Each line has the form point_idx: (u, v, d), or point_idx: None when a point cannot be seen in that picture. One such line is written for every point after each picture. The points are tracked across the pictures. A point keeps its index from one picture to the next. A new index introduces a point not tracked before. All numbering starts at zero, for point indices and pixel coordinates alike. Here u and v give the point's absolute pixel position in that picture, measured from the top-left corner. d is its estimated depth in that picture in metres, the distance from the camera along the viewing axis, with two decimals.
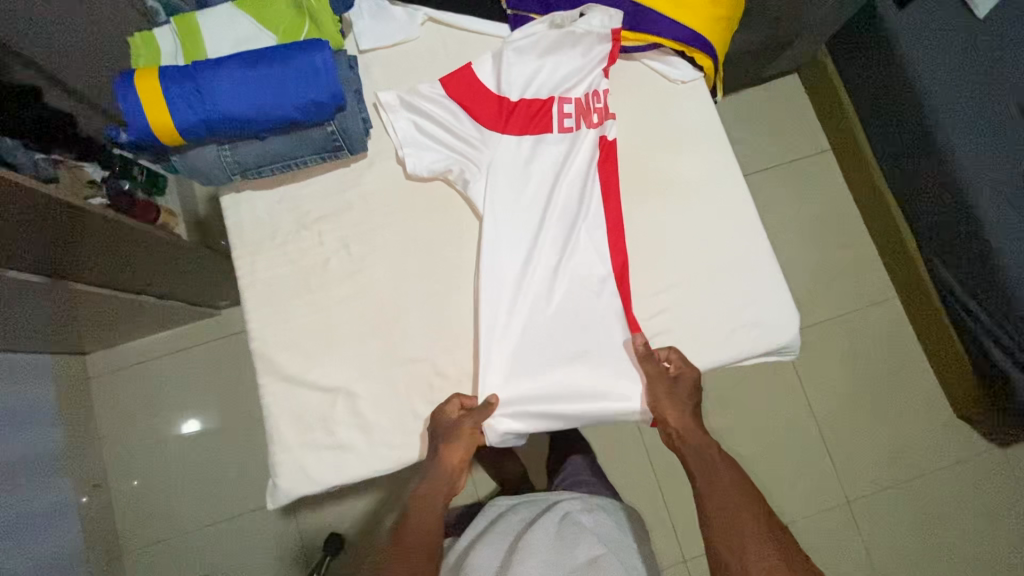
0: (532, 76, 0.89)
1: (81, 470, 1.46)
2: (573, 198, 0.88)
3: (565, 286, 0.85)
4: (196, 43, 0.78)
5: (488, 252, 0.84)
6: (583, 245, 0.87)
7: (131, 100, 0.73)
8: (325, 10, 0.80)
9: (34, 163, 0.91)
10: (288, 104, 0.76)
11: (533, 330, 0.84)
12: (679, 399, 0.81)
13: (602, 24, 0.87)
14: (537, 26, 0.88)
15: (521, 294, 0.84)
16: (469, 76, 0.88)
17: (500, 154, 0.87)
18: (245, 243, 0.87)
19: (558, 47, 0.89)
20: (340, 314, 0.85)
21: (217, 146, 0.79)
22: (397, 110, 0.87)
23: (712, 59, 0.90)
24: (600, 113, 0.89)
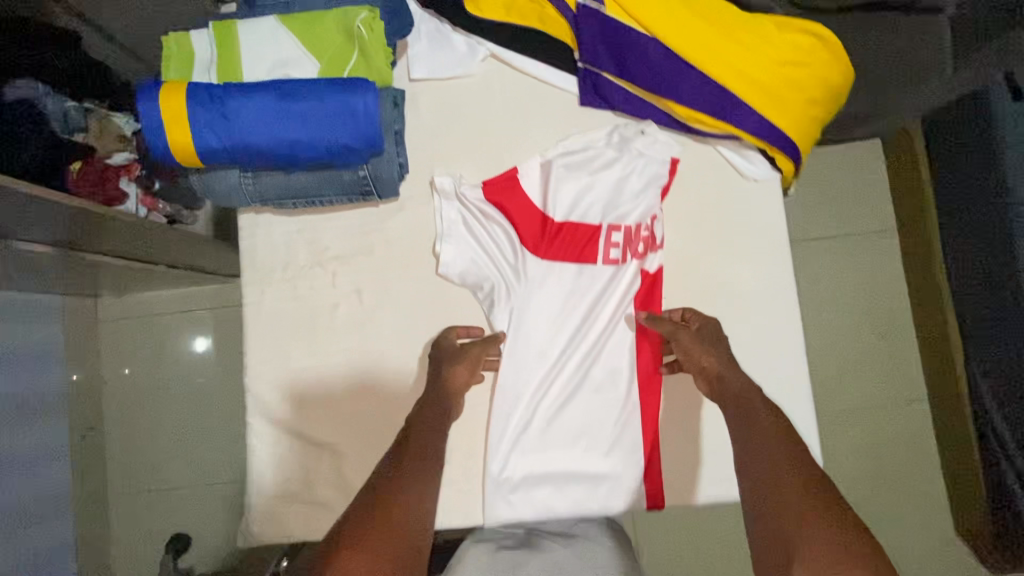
0: (584, 195, 0.83)
1: (78, 409, 1.47)
2: (611, 320, 0.82)
3: (579, 394, 0.80)
4: (232, 57, 0.70)
5: (510, 361, 0.79)
6: (614, 370, 0.81)
7: (155, 117, 0.67)
8: (378, 41, 0.71)
9: (63, 114, 0.90)
10: (319, 145, 0.70)
11: (536, 430, 0.79)
12: (706, 346, 0.72)
13: (663, 154, 0.82)
14: (596, 138, 0.83)
15: (540, 410, 0.79)
16: (519, 185, 0.82)
17: (537, 275, 0.81)
18: (257, 269, 0.83)
19: (614, 165, 0.82)
20: (341, 363, 0.81)
21: (239, 172, 0.73)
22: (450, 199, 0.82)
23: (795, 163, 0.81)
24: (646, 243, 0.82)
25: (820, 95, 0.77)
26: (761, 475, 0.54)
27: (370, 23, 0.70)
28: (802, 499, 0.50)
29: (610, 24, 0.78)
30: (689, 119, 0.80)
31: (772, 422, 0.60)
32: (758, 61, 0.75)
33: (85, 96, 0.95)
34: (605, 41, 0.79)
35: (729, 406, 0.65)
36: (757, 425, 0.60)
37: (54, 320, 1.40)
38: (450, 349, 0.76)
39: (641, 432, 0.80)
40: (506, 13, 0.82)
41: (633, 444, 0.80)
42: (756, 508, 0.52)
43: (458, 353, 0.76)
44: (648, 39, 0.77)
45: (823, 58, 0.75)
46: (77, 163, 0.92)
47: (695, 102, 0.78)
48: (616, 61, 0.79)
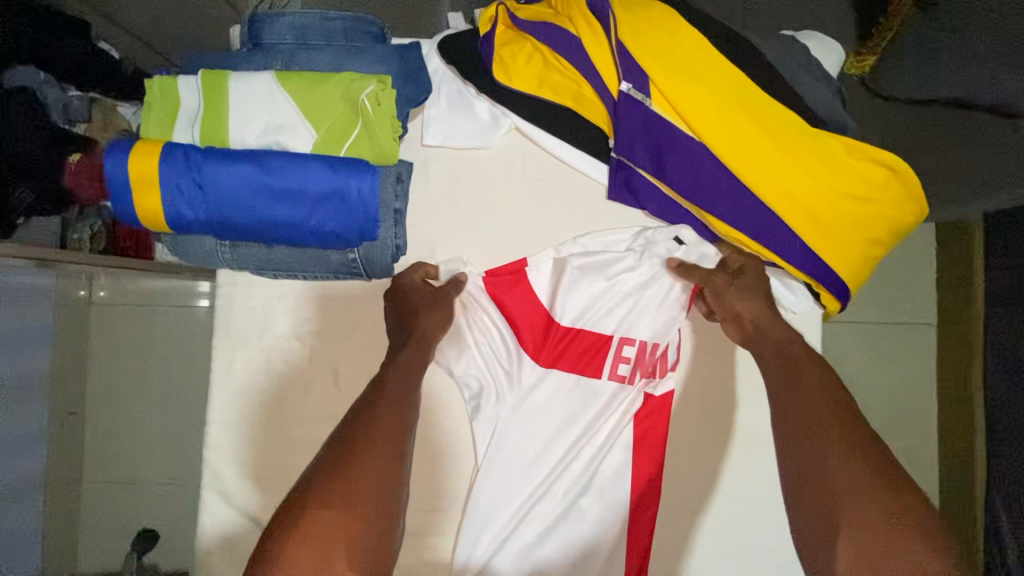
0: (597, 301, 0.75)
1: (58, 393, 1.15)
2: (607, 444, 0.73)
3: (559, 524, 0.72)
4: (219, 113, 0.62)
5: (489, 475, 0.72)
6: (604, 502, 0.73)
7: (122, 180, 0.59)
8: (386, 115, 0.63)
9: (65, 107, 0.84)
10: (303, 228, 0.62)
11: (508, 557, 0.71)
12: (749, 288, 0.66)
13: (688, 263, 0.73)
14: (620, 239, 0.74)
15: (517, 535, 0.71)
16: (524, 281, 0.74)
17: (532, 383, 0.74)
18: (229, 333, 0.75)
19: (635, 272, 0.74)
20: (309, 448, 0.74)
21: (215, 240, 0.66)
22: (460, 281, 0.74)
23: (842, 301, 0.69)
24: (659, 365, 0.75)
25: (883, 234, 0.67)
26: (800, 441, 0.52)
27: (378, 95, 0.62)
28: (846, 460, 0.48)
29: (653, 119, 0.68)
30: (727, 237, 0.70)
31: (813, 370, 0.57)
32: (816, 189, 0.65)
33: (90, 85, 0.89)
34: (645, 137, 0.69)
35: (767, 356, 0.62)
36: (798, 373, 0.57)
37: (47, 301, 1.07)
38: (419, 298, 0.69)
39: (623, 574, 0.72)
40: (538, 87, 0.72)
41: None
42: (797, 484, 0.50)
43: (427, 299, 0.69)
44: (694, 143, 0.67)
45: (893, 195, 0.65)
46: (77, 155, 0.82)
47: (737, 221, 0.68)
48: (654, 160, 0.70)
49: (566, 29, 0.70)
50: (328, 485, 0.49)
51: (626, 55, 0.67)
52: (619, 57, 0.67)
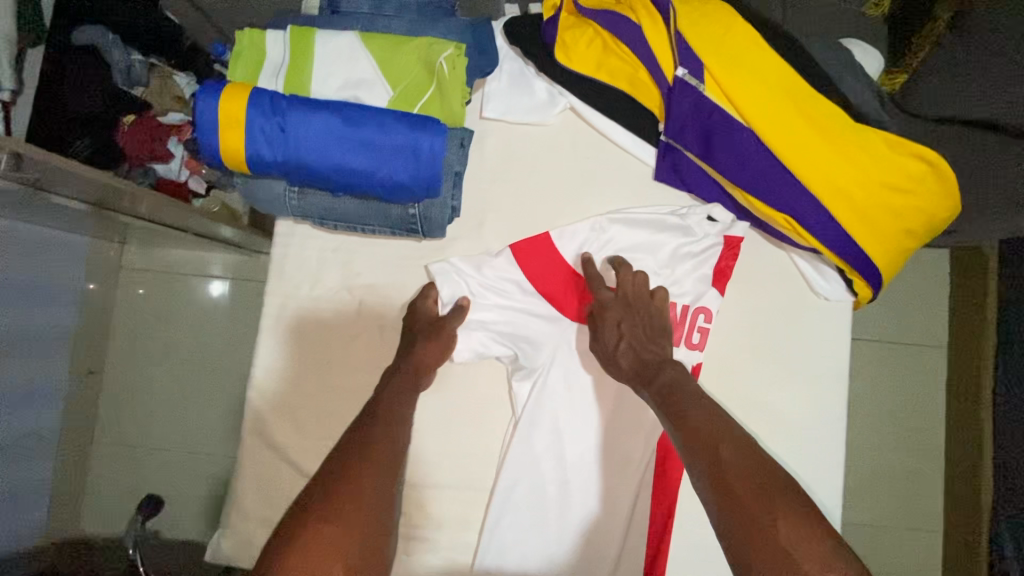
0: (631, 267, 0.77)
1: (80, 347, 1.18)
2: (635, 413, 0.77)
3: (583, 479, 0.76)
4: (304, 66, 0.66)
5: (525, 437, 0.75)
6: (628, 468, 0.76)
7: (209, 118, 0.63)
8: (458, 80, 0.67)
9: (127, 67, 0.98)
10: (373, 178, 0.66)
11: (533, 505, 0.75)
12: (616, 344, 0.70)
13: (714, 232, 0.76)
14: (657, 209, 0.78)
15: (545, 494, 0.75)
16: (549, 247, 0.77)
17: (570, 349, 0.77)
18: (283, 281, 0.78)
19: (665, 237, 0.77)
20: (347, 397, 0.77)
21: (286, 186, 0.70)
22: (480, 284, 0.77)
23: (873, 290, 0.73)
24: (702, 335, 0.75)
25: (918, 226, 0.70)
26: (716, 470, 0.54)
27: (454, 60, 0.66)
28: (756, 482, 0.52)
29: (705, 103, 0.72)
30: (767, 218, 0.74)
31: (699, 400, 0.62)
32: (858, 177, 0.69)
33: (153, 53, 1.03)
34: (697, 119, 0.73)
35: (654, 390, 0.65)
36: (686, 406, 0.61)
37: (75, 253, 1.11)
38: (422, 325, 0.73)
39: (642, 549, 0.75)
40: (595, 69, 0.77)
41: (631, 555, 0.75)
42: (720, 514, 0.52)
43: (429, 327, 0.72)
44: (744, 128, 0.71)
45: (930, 189, 0.69)
46: (133, 116, 0.99)
47: (780, 205, 0.72)
48: (702, 142, 0.74)
49: (625, 15, 0.74)
50: (332, 494, 0.52)
51: (683, 42, 0.72)
52: (676, 43, 0.72)
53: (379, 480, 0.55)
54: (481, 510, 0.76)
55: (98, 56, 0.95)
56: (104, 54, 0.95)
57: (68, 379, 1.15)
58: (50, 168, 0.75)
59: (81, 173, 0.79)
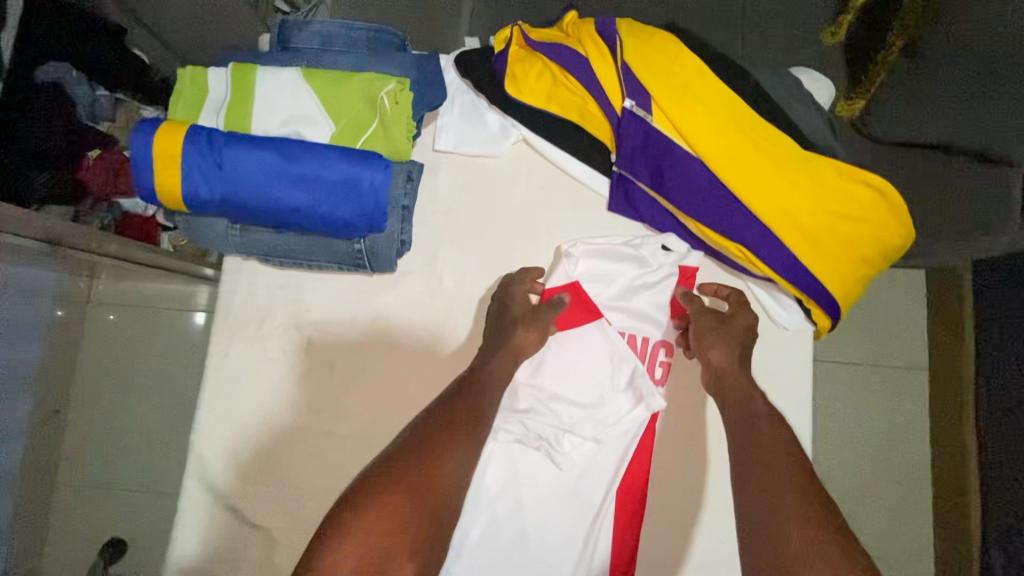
0: (602, 284, 0.76)
1: None
2: (601, 453, 0.72)
3: (543, 524, 0.71)
4: (245, 104, 0.66)
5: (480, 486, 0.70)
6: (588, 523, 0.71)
7: (145, 157, 0.62)
8: (402, 114, 0.67)
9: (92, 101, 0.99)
10: (314, 214, 0.64)
11: (490, 555, 0.69)
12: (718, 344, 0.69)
13: (668, 261, 0.75)
14: (614, 241, 0.76)
15: (501, 550, 0.70)
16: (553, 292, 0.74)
17: (541, 386, 0.73)
18: (230, 320, 0.76)
19: (622, 268, 0.75)
20: (294, 439, 0.74)
21: (227, 223, 0.68)
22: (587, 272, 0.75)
23: (832, 319, 0.72)
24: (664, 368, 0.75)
25: (872, 254, 0.69)
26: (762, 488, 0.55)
27: (397, 94, 0.66)
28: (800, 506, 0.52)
29: (653, 134, 0.72)
30: (721, 248, 0.73)
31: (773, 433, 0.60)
32: (808, 206, 0.68)
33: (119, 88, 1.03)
34: (645, 150, 0.73)
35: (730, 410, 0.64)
36: (757, 435, 0.60)
37: None
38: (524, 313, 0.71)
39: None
40: (546, 101, 0.77)
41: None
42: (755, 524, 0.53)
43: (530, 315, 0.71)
44: (692, 158, 0.71)
45: (882, 216, 0.68)
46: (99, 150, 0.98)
47: (733, 234, 0.70)
48: (652, 172, 0.73)
49: (574, 49, 0.75)
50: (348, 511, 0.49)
51: (630, 74, 0.72)
52: (622, 74, 0.72)
53: (407, 487, 0.51)
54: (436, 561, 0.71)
55: (64, 96, 0.93)
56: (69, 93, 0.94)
57: None
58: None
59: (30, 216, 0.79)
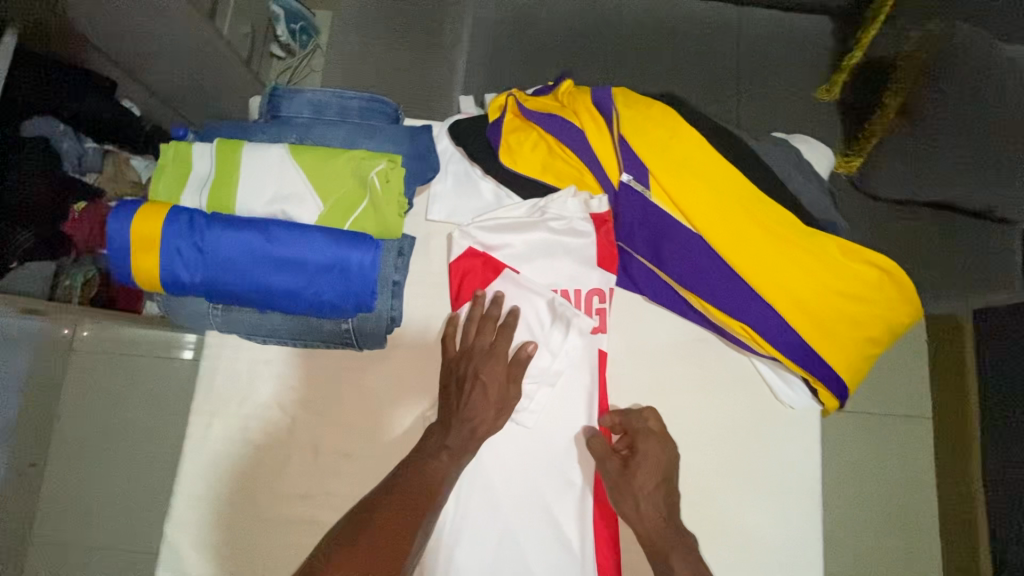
0: (528, 250, 0.75)
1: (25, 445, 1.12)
2: (558, 416, 0.72)
3: (519, 505, 0.70)
4: (229, 181, 0.63)
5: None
6: (568, 498, 0.70)
7: (121, 237, 0.59)
8: (394, 193, 0.65)
9: (79, 154, 1.03)
10: (298, 296, 0.61)
11: (471, 538, 0.69)
12: (645, 490, 0.65)
13: (578, 213, 0.74)
14: (513, 208, 0.75)
15: (481, 539, 0.69)
16: (465, 263, 0.74)
17: None
18: (210, 399, 0.72)
19: (534, 233, 0.75)
20: (273, 526, 0.69)
21: (208, 302, 0.65)
22: (492, 246, 0.75)
23: (840, 400, 0.69)
24: (600, 315, 0.74)
25: (880, 333, 0.67)
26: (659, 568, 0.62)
27: (388, 173, 0.64)
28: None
29: (651, 210, 0.70)
30: (723, 324, 0.70)
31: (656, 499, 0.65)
32: (812, 284, 0.66)
33: (108, 139, 1.07)
34: (643, 224, 0.71)
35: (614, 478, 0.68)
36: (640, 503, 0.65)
37: (19, 350, 1.06)
38: (477, 351, 0.68)
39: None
40: (541, 171, 0.75)
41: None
42: None
43: (486, 353, 0.68)
44: (691, 234, 0.69)
45: (888, 296, 0.66)
46: (84, 202, 0.97)
47: (734, 310, 0.68)
48: (651, 246, 0.71)
49: (569, 120, 0.74)
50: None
51: (626, 148, 0.71)
52: (620, 148, 0.71)
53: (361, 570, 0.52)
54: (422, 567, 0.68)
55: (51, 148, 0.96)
56: (57, 145, 0.99)
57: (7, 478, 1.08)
58: None
59: None
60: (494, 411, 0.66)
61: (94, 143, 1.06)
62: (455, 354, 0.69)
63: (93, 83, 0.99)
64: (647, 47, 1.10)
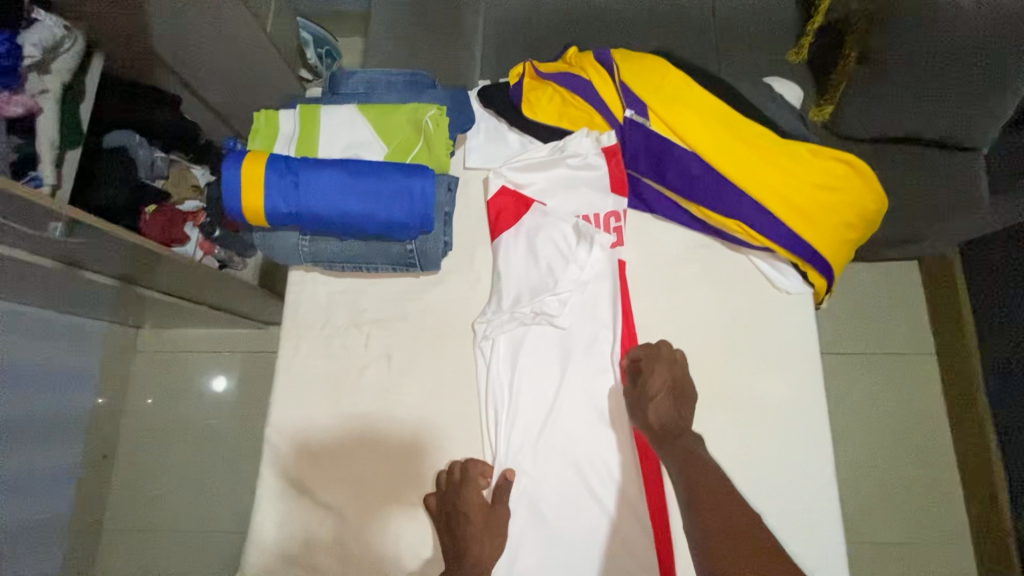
0: (552, 184, 0.90)
1: (96, 436, 1.41)
2: (591, 318, 0.85)
3: (565, 393, 0.82)
4: (312, 136, 0.79)
5: (502, 373, 0.83)
6: (605, 383, 0.83)
7: (232, 180, 0.75)
8: (441, 134, 0.80)
9: (150, 160, 1.16)
10: (373, 219, 0.76)
11: (525, 420, 0.81)
12: (654, 400, 0.75)
13: (592, 149, 0.89)
14: (537, 151, 0.90)
15: (534, 421, 0.81)
16: (502, 200, 0.89)
17: (519, 271, 0.87)
18: (297, 324, 0.86)
19: (555, 170, 0.90)
20: (357, 423, 0.82)
21: (298, 235, 0.80)
22: (523, 183, 0.90)
23: (827, 280, 0.82)
24: (617, 233, 0.88)
25: (853, 218, 0.80)
26: (675, 458, 0.72)
27: (437, 119, 0.80)
28: (711, 484, 0.68)
29: (652, 137, 0.85)
30: (722, 226, 0.84)
31: (665, 410, 0.75)
32: (791, 181, 0.80)
33: (173, 149, 1.23)
34: (646, 151, 0.86)
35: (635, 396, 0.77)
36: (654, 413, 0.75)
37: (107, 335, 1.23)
38: (451, 492, 0.76)
39: (633, 455, 0.79)
40: (558, 119, 0.90)
41: (629, 464, 0.79)
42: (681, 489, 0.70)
43: (460, 489, 0.76)
44: (688, 152, 0.83)
45: (856, 185, 0.80)
46: (154, 206, 1.15)
47: (729, 211, 0.82)
48: (655, 169, 0.86)
49: (577, 74, 0.89)
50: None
51: (626, 90, 0.86)
52: (621, 91, 0.87)
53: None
54: (485, 455, 0.81)
55: (127, 153, 1.12)
56: (131, 151, 1.13)
57: (83, 463, 1.37)
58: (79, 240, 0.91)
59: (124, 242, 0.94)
60: (485, 534, 0.74)
61: (163, 154, 1.20)
62: (436, 505, 0.76)
63: (159, 97, 1.19)
64: (636, 30, 1.28)
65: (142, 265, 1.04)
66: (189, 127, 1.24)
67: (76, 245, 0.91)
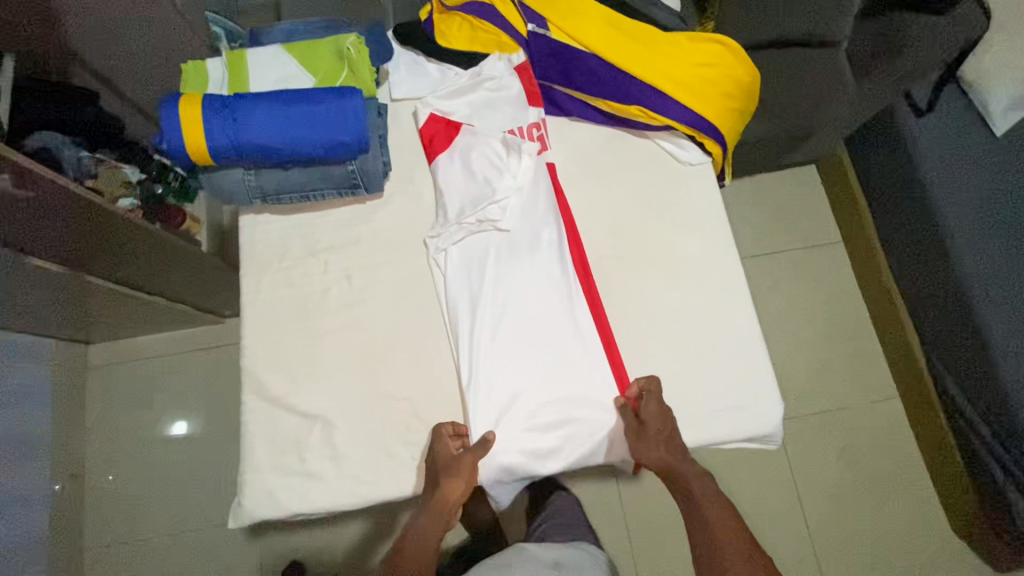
0: (474, 102, 0.98)
1: (63, 452, 1.37)
2: (531, 215, 0.93)
3: (518, 282, 0.90)
4: (242, 78, 0.86)
5: (457, 275, 0.90)
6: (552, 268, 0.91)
7: (171, 120, 0.79)
8: (363, 60, 0.87)
9: (75, 160, 1.06)
10: (312, 142, 0.81)
11: (485, 312, 0.88)
12: (652, 448, 0.80)
13: (505, 70, 0.98)
14: (455, 77, 0.99)
15: (494, 312, 0.88)
16: (432, 124, 0.97)
17: (458, 184, 0.94)
18: (255, 261, 0.91)
19: (474, 90, 0.98)
20: (327, 340, 0.88)
21: (243, 170, 0.85)
22: (446, 105, 0.98)
23: (721, 145, 0.94)
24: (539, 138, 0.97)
25: (732, 89, 0.94)
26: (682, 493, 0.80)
27: (357, 45, 0.87)
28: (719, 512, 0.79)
29: (553, 44, 0.95)
30: (626, 114, 0.95)
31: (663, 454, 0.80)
32: (675, 64, 0.92)
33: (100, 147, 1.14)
34: (551, 58, 0.96)
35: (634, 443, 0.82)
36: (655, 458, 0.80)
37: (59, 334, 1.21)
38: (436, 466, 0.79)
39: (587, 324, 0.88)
40: (470, 44, 1.00)
41: (585, 333, 0.88)
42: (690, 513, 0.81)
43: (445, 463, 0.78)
44: (586, 53, 0.94)
45: (729, 61, 0.93)
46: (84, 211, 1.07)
47: (630, 98, 0.93)
48: (562, 74, 0.96)
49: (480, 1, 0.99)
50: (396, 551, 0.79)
51: (525, 8, 0.97)
52: (521, 10, 0.97)
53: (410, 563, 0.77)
54: (452, 347, 0.88)
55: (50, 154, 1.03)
56: (50, 150, 1.03)
57: (53, 480, 1.33)
58: (28, 197, 0.87)
59: (69, 201, 0.92)
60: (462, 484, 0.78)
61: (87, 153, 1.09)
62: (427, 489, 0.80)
63: (77, 92, 1.12)
64: None
65: (93, 242, 1.03)
66: (114, 123, 1.19)
67: (20, 209, 0.88)
